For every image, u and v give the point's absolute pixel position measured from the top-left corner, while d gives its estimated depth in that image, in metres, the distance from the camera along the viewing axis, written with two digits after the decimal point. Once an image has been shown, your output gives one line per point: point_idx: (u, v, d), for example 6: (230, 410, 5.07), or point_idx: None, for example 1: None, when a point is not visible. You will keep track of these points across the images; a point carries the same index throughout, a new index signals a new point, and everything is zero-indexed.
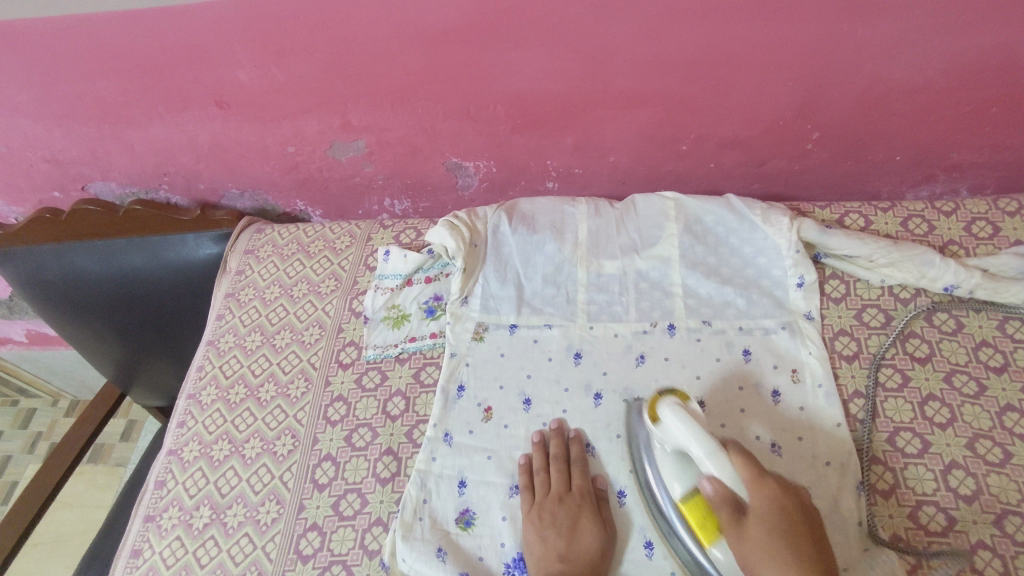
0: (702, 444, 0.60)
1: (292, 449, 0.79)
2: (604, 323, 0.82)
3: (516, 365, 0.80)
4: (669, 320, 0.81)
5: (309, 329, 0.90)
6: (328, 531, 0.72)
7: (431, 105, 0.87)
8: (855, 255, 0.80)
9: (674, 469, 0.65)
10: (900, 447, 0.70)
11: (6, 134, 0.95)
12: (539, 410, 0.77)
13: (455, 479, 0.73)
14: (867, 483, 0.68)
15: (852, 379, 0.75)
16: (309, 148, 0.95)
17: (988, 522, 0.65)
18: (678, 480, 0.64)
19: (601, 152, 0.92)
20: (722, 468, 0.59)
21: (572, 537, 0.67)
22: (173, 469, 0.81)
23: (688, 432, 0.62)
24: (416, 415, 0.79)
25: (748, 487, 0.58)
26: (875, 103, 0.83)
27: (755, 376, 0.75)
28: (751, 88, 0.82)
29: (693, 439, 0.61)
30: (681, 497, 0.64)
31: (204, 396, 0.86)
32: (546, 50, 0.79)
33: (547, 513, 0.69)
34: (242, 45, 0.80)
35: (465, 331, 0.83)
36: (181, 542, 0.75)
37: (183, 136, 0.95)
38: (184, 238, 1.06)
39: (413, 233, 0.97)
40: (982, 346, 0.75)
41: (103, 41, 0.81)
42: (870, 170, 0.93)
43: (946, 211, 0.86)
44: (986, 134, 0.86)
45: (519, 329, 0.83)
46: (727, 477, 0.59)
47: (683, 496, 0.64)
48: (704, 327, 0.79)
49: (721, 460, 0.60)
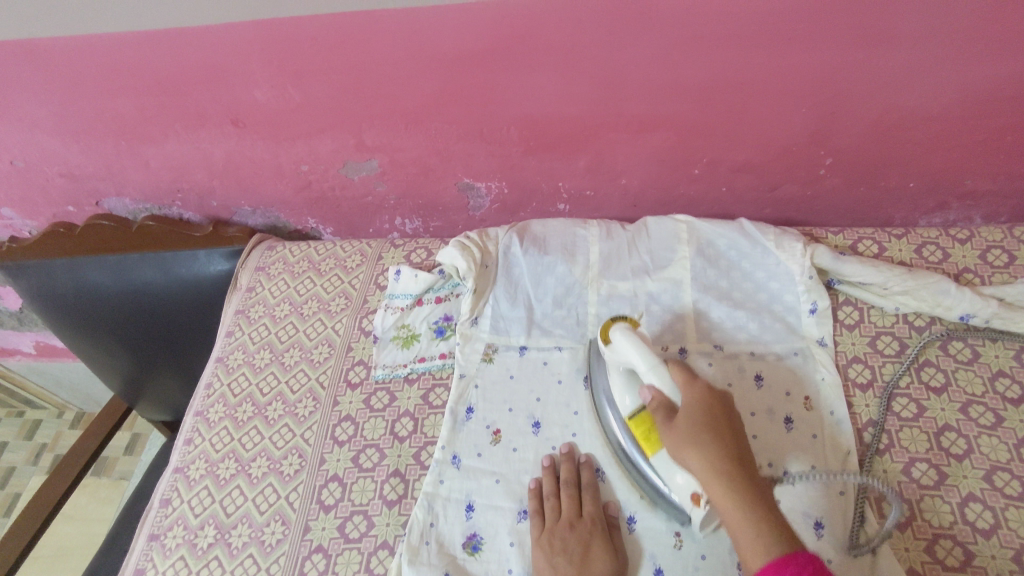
0: (646, 357, 0.67)
1: (299, 469, 0.78)
2: None
3: (526, 388, 0.80)
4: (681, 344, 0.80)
5: (318, 347, 0.89)
6: (334, 553, 0.71)
7: (445, 127, 0.88)
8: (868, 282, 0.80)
9: (625, 385, 0.71)
10: (916, 478, 0.69)
11: (24, 149, 0.96)
12: (548, 432, 0.76)
13: (463, 500, 0.72)
14: (882, 515, 0.67)
15: (866, 406, 0.74)
16: (322, 168, 0.96)
17: (1007, 558, 0.63)
18: (626, 397, 0.70)
19: (613, 175, 0.93)
20: (661, 380, 0.65)
21: (583, 564, 0.65)
22: (179, 487, 0.80)
23: (632, 347, 0.68)
24: (424, 436, 0.79)
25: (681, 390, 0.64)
26: (888, 130, 0.83)
27: (768, 402, 0.74)
28: (764, 114, 0.82)
29: (637, 355, 0.67)
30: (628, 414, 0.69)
31: (211, 412, 0.86)
32: (560, 73, 0.79)
33: (559, 537, 0.67)
34: (259, 65, 0.81)
35: (475, 351, 0.83)
36: (185, 562, 0.74)
37: (198, 154, 0.95)
38: (195, 254, 1.06)
39: (424, 253, 0.97)
40: (999, 376, 0.74)
41: (122, 60, 0.82)
42: (883, 197, 0.92)
43: (961, 238, 0.85)
44: (1001, 162, 0.85)
45: (529, 351, 0.83)
46: (664, 385, 0.65)
47: (630, 413, 0.69)
48: (715, 352, 0.79)
49: (660, 369, 0.66)
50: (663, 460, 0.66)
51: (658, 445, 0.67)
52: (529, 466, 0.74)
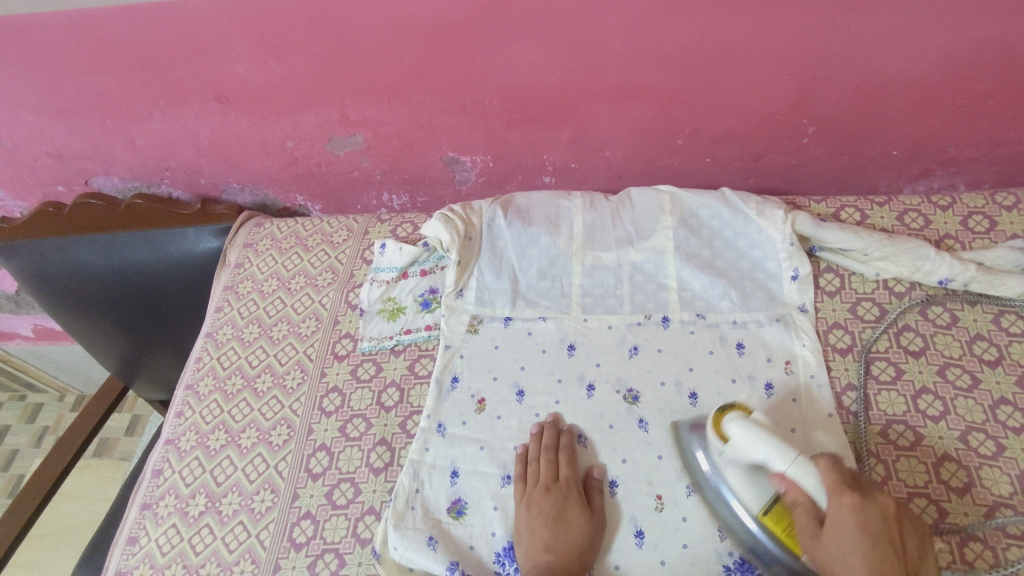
0: (783, 454, 0.60)
1: (287, 439, 0.80)
2: (599, 315, 0.82)
3: (510, 357, 0.80)
4: (664, 312, 0.81)
5: (306, 321, 0.90)
6: (321, 520, 0.73)
7: (427, 100, 0.88)
8: (847, 250, 0.80)
9: (748, 484, 0.63)
10: (892, 439, 0.70)
11: (11, 129, 0.96)
12: (533, 402, 0.77)
13: (447, 467, 0.73)
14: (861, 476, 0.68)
15: (842, 373, 0.75)
16: (308, 143, 0.96)
17: (979, 514, 0.64)
18: (750, 497, 0.63)
19: (597, 146, 0.93)
20: (802, 475, 0.59)
21: (559, 526, 0.66)
22: (171, 458, 0.82)
23: (760, 443, 0.61)
24: (410, 406, 0.80)
25: (827, 494, 0.58)
26: (871, 96, 0.83)
27: (748, 368, 0.75)
28: (745, 82, 0.82)
29: (773, 451, 0.60)
30: (761, 510, 0.62)
31: (202, 386, 0.87)
32: (541, 43, 0.79)
33: (537, 505, 0.68)
34: (240, 39, 0.81)
35: (460, 323, 0.83)
36: (177, 530, 0.75)
37: (184, 131, 0.96)
38: (184, 232, 1.06)
39: (410, 227, 0.97)
40: (977, 339, 0.75)
41: (105, 36, 0.82)
42: (867, 165, 0.92)
43: (943, 205, 0.86)
44: (983, 128, 0.85)
45: (514, 322, 0.83)
46: (814, 487, 0.58)
47: (763, 508, 0.62)
48: (697, 320, 0.79)
49: (805, 468, 0.59)
50: None
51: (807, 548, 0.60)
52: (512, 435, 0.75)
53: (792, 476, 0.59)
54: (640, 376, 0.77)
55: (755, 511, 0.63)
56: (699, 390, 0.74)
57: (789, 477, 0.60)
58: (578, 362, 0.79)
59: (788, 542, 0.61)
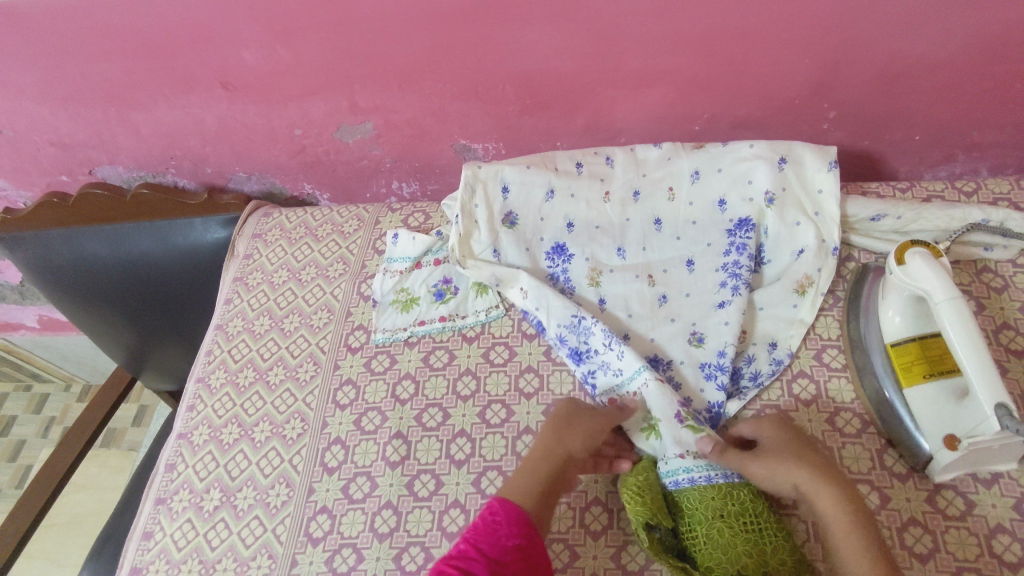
0: (946, 290, 0.63)
1: (301, 432, 0.79)
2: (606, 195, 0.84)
3: (535, 211, 0.84)
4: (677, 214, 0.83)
5: (317, 312, 0.89)
6: (338, 514, 0.72)
7: (439, 86, 0.86)
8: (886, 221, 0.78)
9: (902, 306, 0.68)
10: (887, 463, 0.67)
11: (12, 118, 0.94)
12: (558, 199, 0.84)
13: (489, 248, 0.84)
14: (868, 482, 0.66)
15: (840, 390, 0.73)
16: (316, 131, 0.94)
17: (1007, 506, 0.63)
18: (897, 316, 0.69)
19: (612, 133, 0.91)
20: (950, 317, 0.61)
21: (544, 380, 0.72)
22: (184, 452, 0.81)
23: (931, 277, 0.64)
24: (425, 398, 0.79)
25: (963, 333, 0.60)
26: (894, 79, 0.81)
27: (750, 179, 0.80)
28: (765, 67, 0.80)
29: (937, 284, 0.63)
30: (894, 342, 0.69)
31: (213, 379, 0.86)
32: (555, 27, 0.77)
33: (569, 437, 0.67)
34: (247, 24, 0.79)
35: (488, 175, 0.83)
36: (192, 525, 0.75)
37: (190, 119, 0.94)
38: (192, 222, 1.05)
39: (422, 216, 0.96)
40: (1003, 329, 0.73)
41: (107, 22, 0.80)
42: (889, 150, 0.90)
43: (967, 191, 0.84)
44: (1009, 111, 0.83)
45: (525, 209, 0.84)
46: (949, 324, 0.61)
47: (896, 341, 0.68)
48: (698, 149, 0.83)
49: (955, 305, 0.62)
50: (920, 395, 0.65)
51: (918, 380, 0.66)
52: (537, 212, 0.84)
53: (941, 313, 0.62)
54: (647, 202, 0.83)
55: (889, 341, 0.69)
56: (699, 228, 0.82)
57: (936, 309, 0.63)
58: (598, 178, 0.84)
59: (900, 373, 0.67)
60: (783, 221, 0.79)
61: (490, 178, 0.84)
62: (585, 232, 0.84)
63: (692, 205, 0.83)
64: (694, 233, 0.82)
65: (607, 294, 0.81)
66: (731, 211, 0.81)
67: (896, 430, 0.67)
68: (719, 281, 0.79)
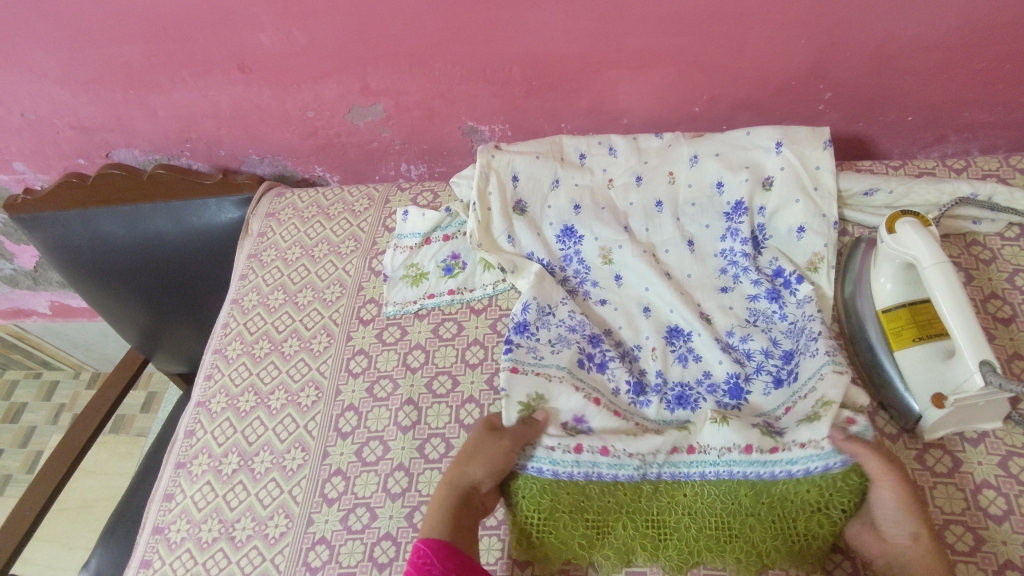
0: (933, 255, 0.66)
1: (315, 399, 0.82)
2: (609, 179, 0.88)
3: (543, 196, 0.88)
4: (678, 197, 0.86)
5: (330, 287, 0.92)
6: (352, 475, 0.75)
7: (448, 67, 0.89)
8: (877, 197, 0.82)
9: (892, 273, 0.71)
10: (877, 425, 0.70)
11: (33, 101, 0.97)
12: (564, 185, 0.87)
13: (503, 234, 0.86)
14: None
15: None
16: (328, 113, 0.97)
17: (993, 463, 0.66)
18: (887, 283, 0.72)
19: (614, 114, 0.94)
20: (937, 280, 0.64)
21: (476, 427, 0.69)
22: (202, 419, 0.84)
23: (919, 243, 0.67)
24: (435, 366, 0.82)
25: (950, 294, 0.63)
26: (888, 61, 0.84)
27: (745, 161, 0.83)
28: (763, 48, 0.83)
29: (925, 250, 0.66)
30: (884, 309, 0.72)
31: (230, 350, 0.89)
32: (561, 9, 0.80)
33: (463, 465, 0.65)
34: (265, 7, 0.82)
35: (497, 163, 0.87)
36: (211, 487, 0.78)
37: (206, 102, 0.97)
38: (206, 203, 1.08)
39: (431, 195, 0.99)
40: (991, 298, 0.76)
41: (130, 6, 0.83)
42: (882, 131, 0.94)
43: (957, 168, 0.87)
44: (998, 92, 0.86)
45: (534, 194, 0.87)
46: (936, 287, 0.64)
47: (886, 307, 0.71)
48: (696, 137, 0.87)
49: (941, 268, 0.65)
50: (909, 357, 0.68)
51: (907, 342, 0.69)
52: (545, 198, 0.87)
53: (928, 276, 0.65)
54: (650, 187, 0.86)
55: (880, 307, 0.72)
56: (703, 210, 0.85)
57: (924, 273, 0.66)
58: (601, 167, 0.88)
59: (890, 337, 0.70)
60: (781, 200, 0.82)
61: (499, 165, 0.87)
62: (592, 212, 0.86)
63: (691, 186, 0.86)
64: (694, 214, 0.85)
65: (621, 270, 0.83)
66: (728, 192, 0.84)
67: (886, 394, 0.71)
68: (720, 267, 0.82)
